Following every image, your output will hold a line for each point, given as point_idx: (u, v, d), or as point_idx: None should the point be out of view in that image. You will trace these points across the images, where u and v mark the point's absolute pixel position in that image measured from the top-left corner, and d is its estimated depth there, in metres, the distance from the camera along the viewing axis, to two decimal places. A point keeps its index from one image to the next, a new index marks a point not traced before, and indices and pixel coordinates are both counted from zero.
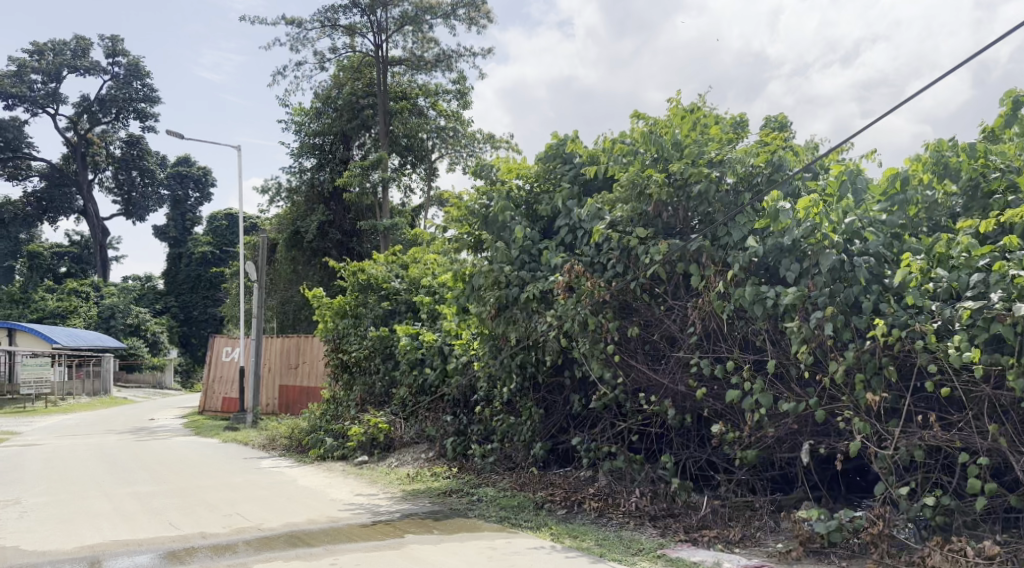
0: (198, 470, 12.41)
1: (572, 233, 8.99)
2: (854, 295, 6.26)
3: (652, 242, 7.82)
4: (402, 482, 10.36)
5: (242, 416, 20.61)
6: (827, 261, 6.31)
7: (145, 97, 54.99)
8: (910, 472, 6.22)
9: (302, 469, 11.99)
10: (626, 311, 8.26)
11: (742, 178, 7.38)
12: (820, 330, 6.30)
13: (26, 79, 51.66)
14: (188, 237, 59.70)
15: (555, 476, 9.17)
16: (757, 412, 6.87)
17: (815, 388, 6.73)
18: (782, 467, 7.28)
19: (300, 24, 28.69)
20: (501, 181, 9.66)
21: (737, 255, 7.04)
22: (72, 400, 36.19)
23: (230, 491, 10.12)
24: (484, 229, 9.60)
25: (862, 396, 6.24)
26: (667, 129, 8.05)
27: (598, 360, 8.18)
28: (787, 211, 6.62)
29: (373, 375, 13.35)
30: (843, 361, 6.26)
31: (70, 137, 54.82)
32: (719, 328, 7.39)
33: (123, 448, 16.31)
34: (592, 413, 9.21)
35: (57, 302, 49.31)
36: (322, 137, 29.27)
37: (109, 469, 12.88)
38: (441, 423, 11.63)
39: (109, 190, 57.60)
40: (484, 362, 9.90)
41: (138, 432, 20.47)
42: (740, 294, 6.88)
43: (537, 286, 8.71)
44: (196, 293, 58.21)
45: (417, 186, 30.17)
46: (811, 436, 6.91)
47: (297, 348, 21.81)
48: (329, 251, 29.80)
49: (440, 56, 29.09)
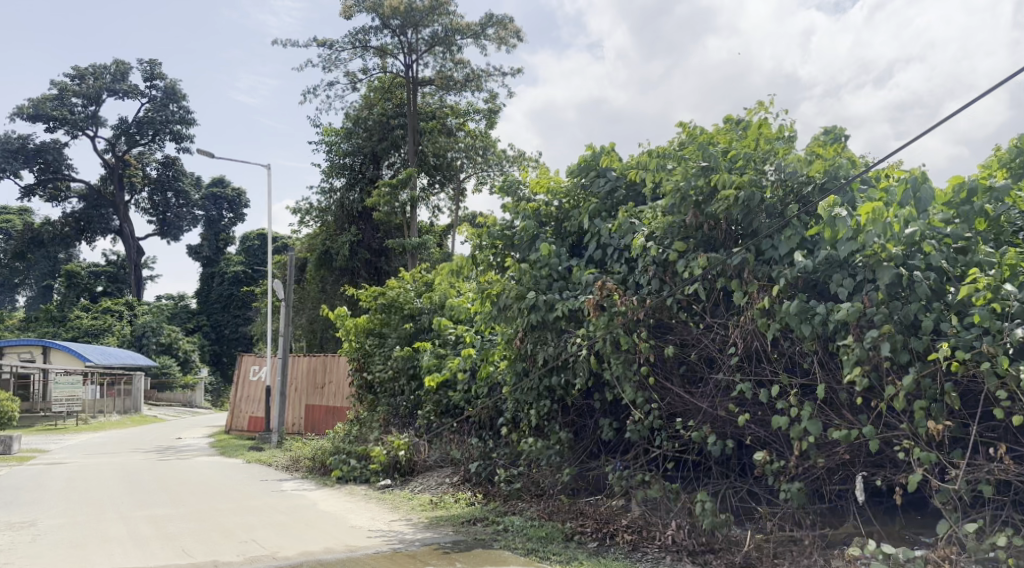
0: (218, 492, 12.13)
1: (603, 250, 8.57)
2: (913, 314, 5.79)
3: (691, 257, 7.39)
4: (425, 508, 9.97)
5: (267, 436, 20.36)
6: (885, 276, 5.83)
7: (181, 119, 55.84)
8: (977, 508, 5.68)
9: (323, 493, 11.63)
10: (661, 330, 7.86)
11: (790, 187, 6.98)
12: (876, 351, 5.84)
13: (67, 102, 52.78)
14: (219, 257, 60.65)
15: (585, 503, 8.73)
16: (804, 441, 6.41)
17: (869, 414, 6.25)
18: (831, 501, 6.75)
19: (331, 45, 28.77)
20: (529, 197, 9.26)
21: (784, 271, 6.59)
22: (103, 418, 36.45)
23: (248, 516, 9.79)
24: (511, 249, 9.23)
25: (922, 424, 5.74)
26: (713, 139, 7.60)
27: (631, 384, 7.80)
28: (844, 218, 6.07)
29: (397, 396, 13.06)
30: (901, 386, 5.77)
31: (108, 159, 55.68)
32: (763, 349, 6.94)
33: (147, 468, 16.15)
34: (625, 440, 8.76)
35: (91, 321, 49.94)
36: (351, 156, 29.02)
37: (129, 490, 12.67)
38: (466, 447, 11.17)
39: (144, 211, 58.34)
40: (510, 387, 9.51)
41: (163, 452, 20.33)
42: (787, 311, 6.45)
43: (566, 303, 8.27)
44: (228, 312, 58.72)
45: (445, 206, 30.00)
46: (865, 468, 6.41)
47: (323, 367, 21.59)
48: (358, 270, 29.70)
49: (470, 76, 29.08)
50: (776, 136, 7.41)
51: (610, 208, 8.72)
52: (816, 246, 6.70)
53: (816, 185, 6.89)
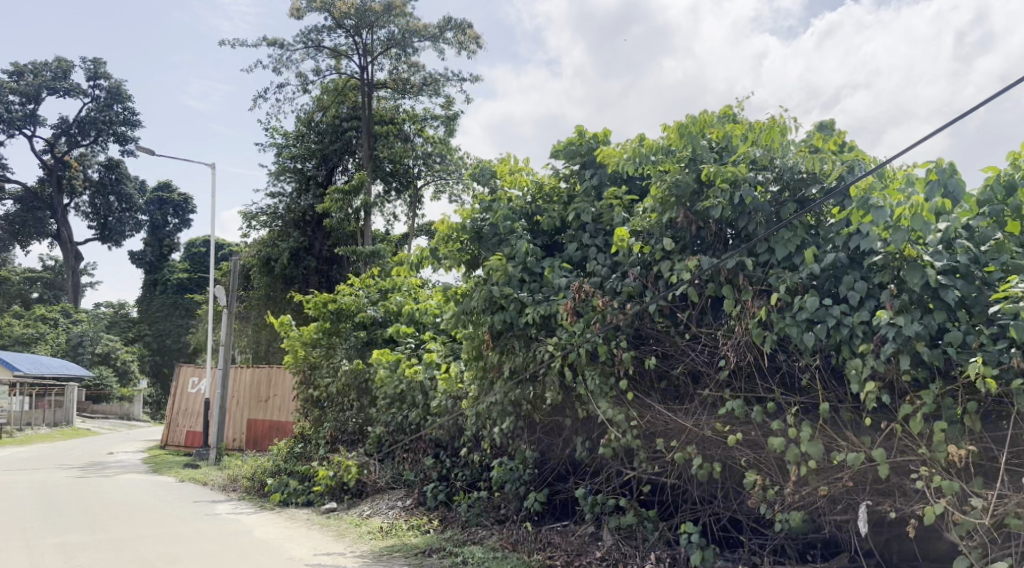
0: (146, 516, 10.93)
1: (584, 250, 7.91)
2: (937, 323, 5.24)
3: (678, 258, 6.87)
4: (374, 537, 8.96)
5: (205, 453, 19.02)
6: (911, 280, 5.31)
7: (126, 120, 53.61)
8: (1003, 543, 4.94)
9: (259, 518, 10.56)
10: (642, 340, 7.24)
11: (788, 185, 6.53)
12: (893, 363, 5.35)
13: (4, 100, 50.30)
14: (163, 263, 59.01)
15: (552, 531, 7.97)
16: (805, 465, 5.73)
17: (877, 435, 5.62)
18: (830, 531, 6.03)
19: (283, 45, 27.65)
20: (500, 189, 8.52)
21: (783, 277, 6.08)
22: (31, 431, 34.33)
23: (173, 545, 8.70)
24: (479, 245, 8.37)
25: (941, 449, 5.10)
26: (714, 131, 7.11)
27: (608, 400, 7.13)
28: (877, 211, 5.54)
29: (345, 411, 12.12)
30: (919, 404, 5.19)
31: (46, 160, 53.03)
32: (756, 362, 6.31)
33: (67, 487, 14.74)
34: (596, 459, 7.87)
35: (23, 329, 47.46)
36: (302, 161, 28.30)
37: (43, 513, 11.38)
38: (421, 468, 10.37)
39: (85, 215, 55.68)
40: (473, 399, 8.62)
41: (89, 468, 18.83)
42: (789, 320, 5.90)
43: (539, 309, 7.59)
44: (170, 322, 56.26)
45: (401, 214, 28.97)
46: (871, 496, 5.70)
47: (267, 380, 20.45)
48: (305, 279, 28.55)
49: (427, 80, 28.31)
50: (776, 124, 6.90)
51: (597, 203, 8.01)
52: (819, 247, 6.19)
53: (820, 186, 6.41)
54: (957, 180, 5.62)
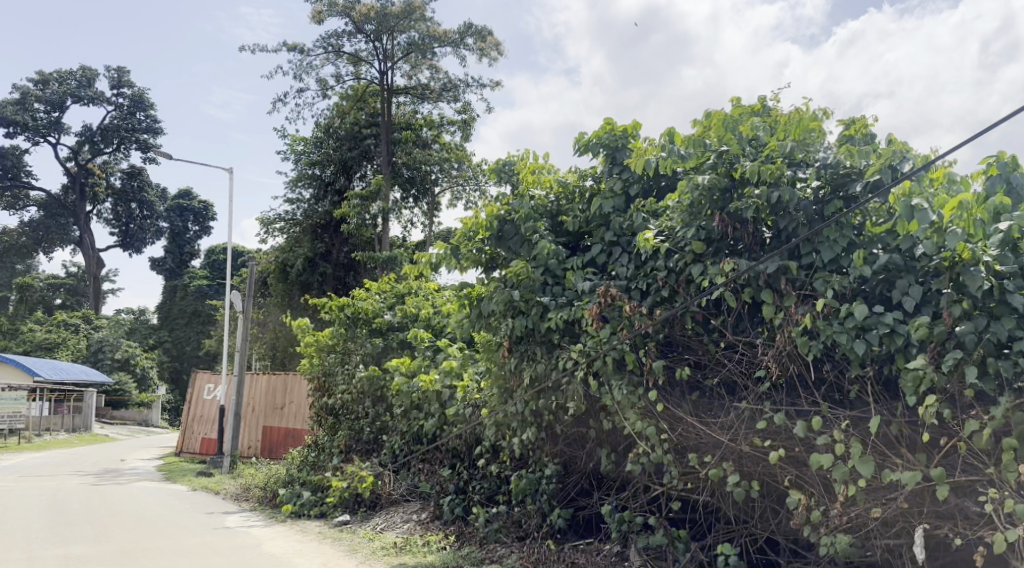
0: (153, 527, 10.58)
1: (609, 252, 7.50)
2: (1006, 330, 4.76)
3: (711, 261, 6.39)
4: (387, 553, 8.56)
5: (218, 460, 18.74)
6: (971, 283, 4.84)
7: (148, 128, 53.87)
8: None
9: (270, 531, 10.19)
10: (673, 348, 6.81)
11: (829, 181, 6.04)
12: (956, 374, 4.86)
13: (29, 108, 50.75)
14: (183, 270, 59.86)
15: (575, 551, 7.51)
16: (854, 484, 5.25)
17: (934, 453, 5.15)
18: (880, 555, 5.54)
19: (303, 50, 27.52)
20: (521, 188, 8.14)
21: (829, 280, 5.62)
22: (50, 436, 34.34)
23: (177, 558, 8.36)
24: (498, 244, 7.94)
25: (1011, 470, 4.60)
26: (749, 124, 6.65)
27: (636, 412, 6.67)
28: (924, 211, 5.07)
29: (360, 419, 11.71)
30: (986, 420, 4.69)
31: (70, 167, 53.41)
32: (801, 372, 5.85)
33: (79, 495, 14.47)
34: (622, 473, 7.42)
35: (45, 335, 47.72)
36: (321, 167, 28.14)
37: (50, 522, 11.08)
38: (438, 479, 9.91)
39: (106, 222, 55.98)
40: (492, 408, 8.20)
41: (104, 476, 18.60)
42: (836, 327, 5.43)
43: (560, 314, 7.20)
44: (190, 328, 56.33)
45: (419, 221, 28.63)
46: (928, 518, 5.21)
47: (283, 387, 20.18)
48: (322, 285, 28.09)
49: (448, 86, 27.98)
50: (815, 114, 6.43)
51: (624, 203, 7.57)
52: (865, 247, 5.71)
53: (864, 181, 5.86)
54: (1018, 175, 5.12)
